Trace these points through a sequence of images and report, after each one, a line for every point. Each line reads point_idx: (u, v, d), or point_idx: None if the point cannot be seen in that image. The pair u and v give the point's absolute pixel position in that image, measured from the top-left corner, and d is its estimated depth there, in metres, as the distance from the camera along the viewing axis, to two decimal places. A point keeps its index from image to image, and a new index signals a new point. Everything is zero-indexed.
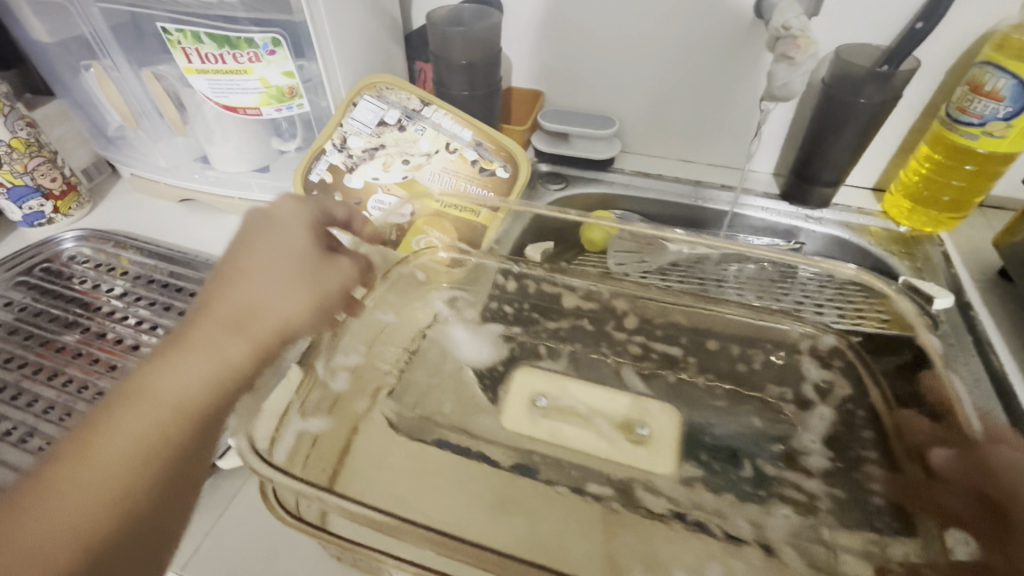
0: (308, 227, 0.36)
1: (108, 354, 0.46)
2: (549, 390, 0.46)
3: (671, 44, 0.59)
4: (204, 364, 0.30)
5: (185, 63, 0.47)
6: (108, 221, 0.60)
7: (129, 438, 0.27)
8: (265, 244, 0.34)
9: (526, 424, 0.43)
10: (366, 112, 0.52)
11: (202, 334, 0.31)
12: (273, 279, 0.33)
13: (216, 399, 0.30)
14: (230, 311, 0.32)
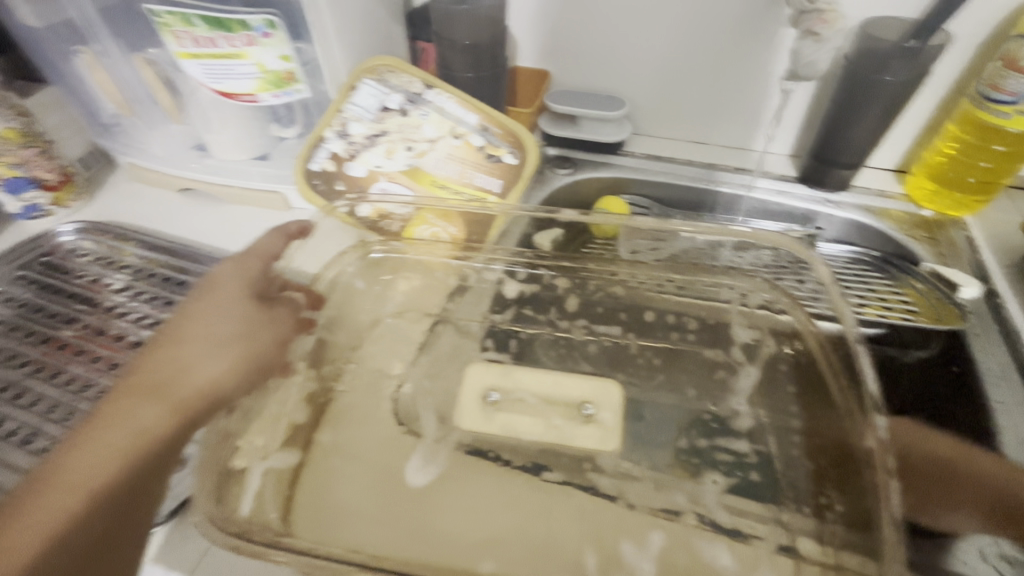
0: (244, 285, 0.41)
1: (109, 351, 0.45)
2: (544, 383, 0.44)
3: (686, 20, 0.56)
4: (134, 425, 0.34)
5: (177, 48, 0.45)
6: (107, 212, 0.59)
7: (59, 499, 0.30)
8: (198, 311, 0.39)
9: (526, 420, 0.42)
10: (367, 96, 0.50)
11: (124, 398, 0.35)
12: (194, 344, 0.38)
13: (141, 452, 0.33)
14: (156, 375, 0.36)
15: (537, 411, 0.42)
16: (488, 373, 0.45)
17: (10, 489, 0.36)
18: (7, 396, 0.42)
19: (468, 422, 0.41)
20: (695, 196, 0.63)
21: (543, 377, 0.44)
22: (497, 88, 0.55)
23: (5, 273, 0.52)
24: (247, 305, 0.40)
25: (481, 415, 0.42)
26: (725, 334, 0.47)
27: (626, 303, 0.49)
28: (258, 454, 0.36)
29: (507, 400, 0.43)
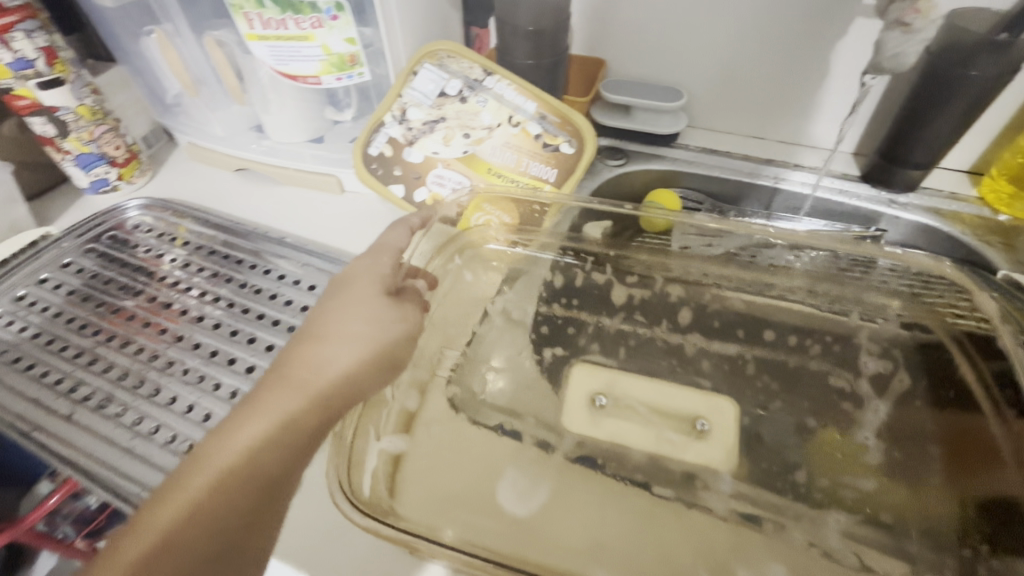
0: (381, 279, 0.39)
1: (173, 324, 0.46)
2: (653, 393, 0.45)
3: (754, 9, 0.54)
4: (282, 422, 0.31)
5: (247, 29, 0.46)
6: (169, 189, 0.61)
7: (209, 490, 0.28)
8: (335, 303, 0.37)
9: (635, 428, 0.42)
10: (426, 82, 0.50)
11: (271, 390, 0.32)
12: (337, 335, 0.35)
13: (282, 446, 0.31)
14: (302, 366, 0.34)
15: (646, 420, 0.43)
16: (591, 378, 0.46)
17: (89, 451, 0.38)
18: (82, 362, 0.43)
19: (577, 423, 0.43)
20: (751, 194, 0.62)
21: (651, 386, 0.45)
22: (555, 77, 0.54)
23: (75, 243, 0.53)
24: (381, 297, 0.38)
25: (588, 419, 0.43)
26: (778, 338, 0.48)
27: (742, 319, 0.49)
28: (371, 436, 0.38)
29: (614, 404, 0.44)
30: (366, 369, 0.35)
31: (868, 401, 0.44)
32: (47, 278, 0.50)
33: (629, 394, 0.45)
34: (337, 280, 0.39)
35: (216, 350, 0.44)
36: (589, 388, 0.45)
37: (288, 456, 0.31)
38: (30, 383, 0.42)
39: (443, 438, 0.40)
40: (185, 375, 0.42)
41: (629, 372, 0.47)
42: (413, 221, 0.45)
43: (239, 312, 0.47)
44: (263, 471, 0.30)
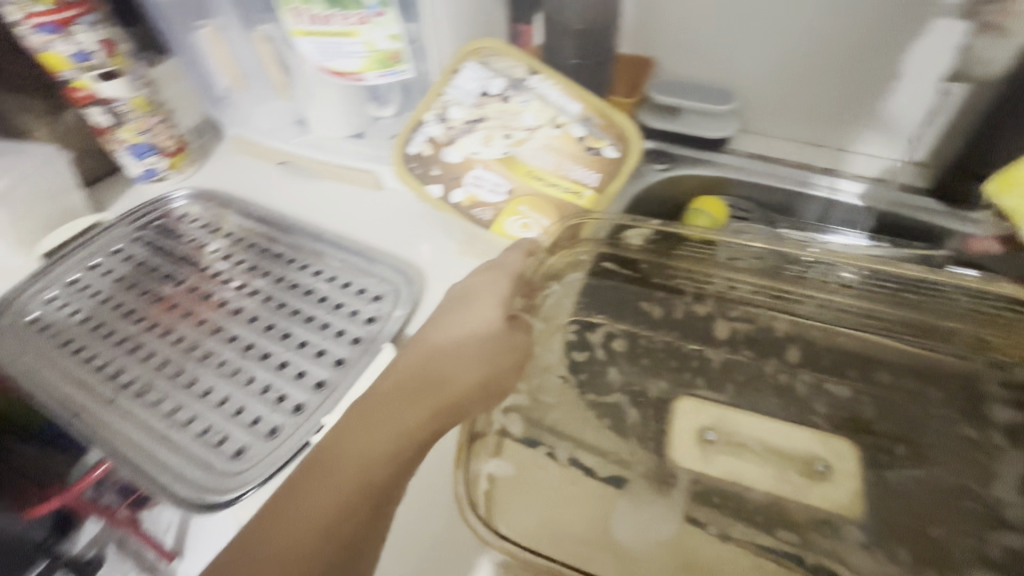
0: (499, 300, 0.41)
1: (211, 315, 0.47)
2: (764, 430, 0.42)
3: (819, 7, 0.50)
4: (399, 433, 0.34)
5: (294, 24, 0.46)
6: (214, 180, 0.62)
7: (332, 489, 0.32)
8: (454, 321, 0.40)
9: (752, 466, 0.39)
10: (469, 80, 0.49)
11: (391, 399, 0.35)
12: (454, 353, 0.38)
13: (394, 460, 0.33)
14: (421, 379, 0.37)
15: (762, 459, 0.40)
16: (697, 414, 0.43)
17: (127, 437, 0.39)
18: (125, 349, 0.45)
19: (689, 458, 0.40)
20: (805, 205, 0.58)
21: (765, 425, 0.42)
22: (602, 76, 0.52)
23: (125, 231, 0.55)
24: (495, 319, 0.40)
25: (701, 455, 0.40)
26: (833, 362, 0.45)
27: (840, 353, 0.45)
28: (487, 455, 0.38)
29: (723, 441, 0.41)
30: (473, 391, 0.37)
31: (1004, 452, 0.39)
32: (98, 264, 0.52)
33: (742, 430, 0.42)
34: (458, 296, 0.42)
35: (250, 344, 0.45)
36: (692, 425, 0.42)
37: (398, 469, 0.33)
38: (77, 366, 0.43)
39: (521, 459, 0.39)
40: (221, 367, 0.43)
41: (743, 410, 0.43)
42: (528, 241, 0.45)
43: (275, 306, 0.48)
44: (376, 480, 0.33)
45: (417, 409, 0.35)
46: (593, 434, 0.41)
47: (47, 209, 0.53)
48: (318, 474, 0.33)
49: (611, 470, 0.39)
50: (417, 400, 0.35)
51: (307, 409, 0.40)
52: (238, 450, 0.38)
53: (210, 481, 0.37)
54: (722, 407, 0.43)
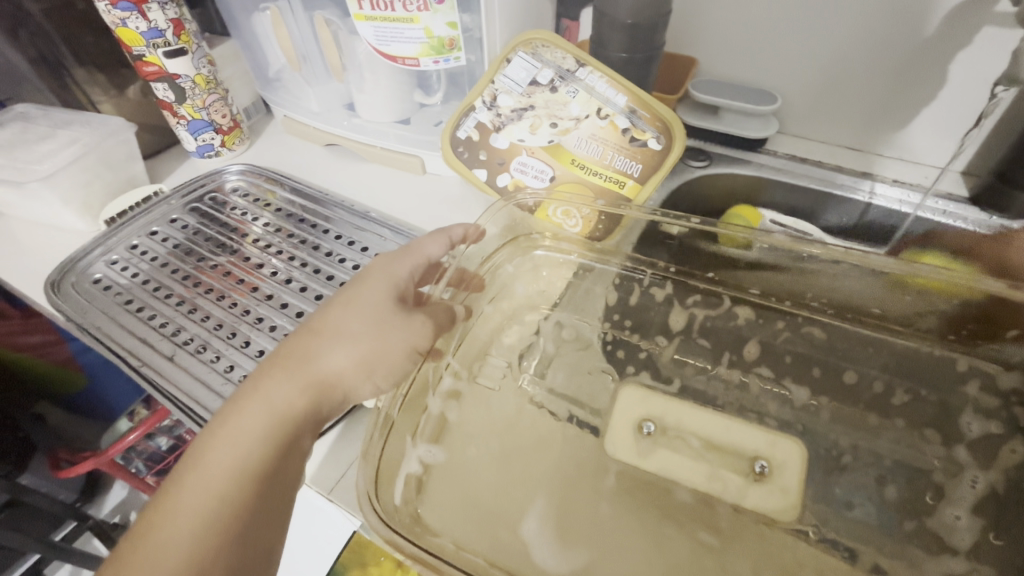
0: (388, 281, 0.38)
1: (262, 283, 0.49)
2: (709, 426, 0.42)
3: (870, 11, 0.51)
4: (261, 416, 0.33)
5: (356, 9, 0.48)
6: (265, 158, 0.65)
7: (197, 483, 0.31)
8: (342, 294, 0.38)
9: (686, 461, 0.39)
10: (519, 70, 0.50)
11: (260, 384, 0.34)
12: (337, 332, 0.35)
13: (277, 435, 0.33)
14: (297, 359, 0.35)
15: (699, 455, 0.39)
16: (639, 402, 0.43)
17: (186, 389, 0.41)
18: (183, 310, 0.47)
19: (622, 451, 0.40)
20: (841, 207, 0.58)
21: (707, 418, 0.42)
22: (648, 71, 0.53)
23: (180, 202, 0.58)
24: (387, 298, 0.37)
25: (635, 447, 0.40)
26: (854, 349, 0.45)
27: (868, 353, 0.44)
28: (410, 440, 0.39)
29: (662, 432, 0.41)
30: (356, 370, 0.35)
31: (965, 471, 0.38)
32: (157, 231, 0.54)
33: (683, 423, 0.42)
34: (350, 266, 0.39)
35: (301, 311, 0.47)
36: (634, 414, 0.42)
37: (281, 447, 0.33)
38: (139, 323, 0.46)
39: (477, 445, 0.39)
40: (273, 332, 0.45)
41: (687, 401, 0.43)
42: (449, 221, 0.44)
43: (323, 278, 0.50)
44: (246, 465, 0.32)
45: (288, 388, 0.34)
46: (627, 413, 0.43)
47: (112, 176, 0.56)
48: (198, 456, 0.32)
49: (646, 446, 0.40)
50: (296, 377, 0.34)
51: None
52: None
53: None
54: (738, 388, 0.44)
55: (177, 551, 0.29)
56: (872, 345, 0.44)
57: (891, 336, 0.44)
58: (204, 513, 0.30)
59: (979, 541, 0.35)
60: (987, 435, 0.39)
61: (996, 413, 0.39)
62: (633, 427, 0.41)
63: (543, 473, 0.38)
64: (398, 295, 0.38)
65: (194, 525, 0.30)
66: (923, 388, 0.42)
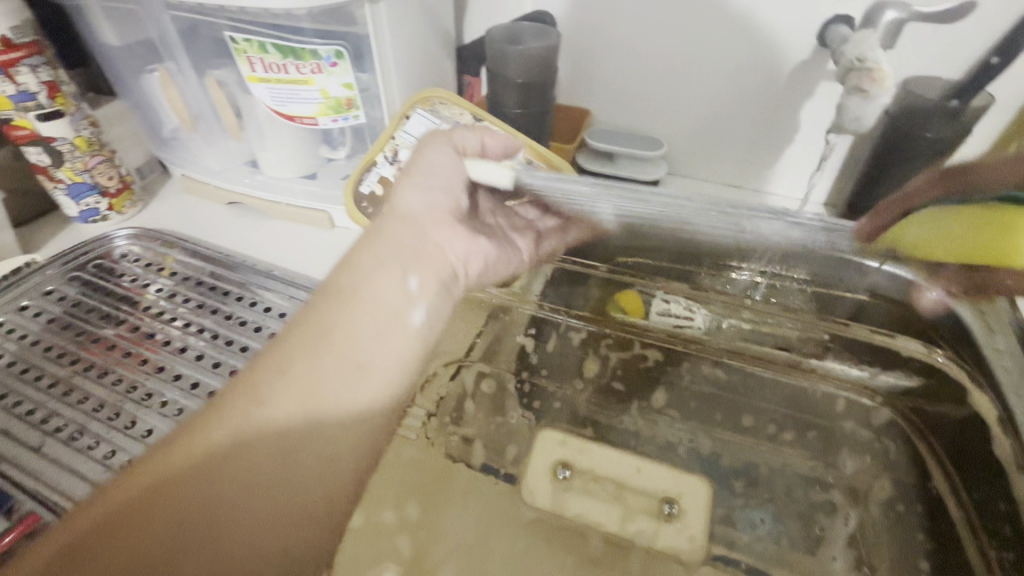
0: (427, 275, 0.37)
1: (152, 354, 0.46)
2: (621, 467, 0.42)
3: (732, 73, 0.57)
4: (297, 395, 0.30)
5: (249, 72, 0.48)
6: (159, 221, 0.61)
7: (221, 456, 0.28)
8: (310, 323, 0.32)
9: (601, 506, 0.40)
10: (418, 126, 0.52)
11: (302, 351, 0.31)
12: (371, 318, 0.33)
13: (308, 423, 0.30)
14: (331, 318, 0.33)
15: (613, 498, 0.40)
16: (558, 445, 0.44)
17: (58, 484, 0.37)
18: (56, 393, 0.42)
19: (540, 499, 0.40)
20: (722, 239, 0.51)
21: (618, 460, 0.43)
22: (544, 124, 0.57)
23: (58, 271, 0.53)
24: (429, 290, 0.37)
25: (553, 495, 0.41)
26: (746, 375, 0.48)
27: (763, 378, 0.47)
28: None
29: (578, 477, 0.42)
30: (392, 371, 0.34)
31: (838, 482, 0.42)
32: (28, 306, 0.50)
33: (597, 468, 0.42)
34: (323, 290, 0.34)
35: (196, 382, 0.44)
36: (550, 460, 0.43)
37: (299, 439, 0.30)
38: (1, 413, 0.41)
39: (394, 507, 0.39)
40: (163, 408, 0.42)
41: (603, 445, 0.44)
42: (437, 182, 0.39)
43: (223, 344, 0.47)
44: (269, 448, 0.29)
45: (324, 360, 0.31)
46: (542, 458, 0.43)
47: None
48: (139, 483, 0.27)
49: (560, 492, 0.41)
50: (335, 347, 0.32)
51: None
52: None
53: None
54: (649, 419, 0.46)
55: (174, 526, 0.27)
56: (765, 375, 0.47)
57: (780, 371, 0.47)
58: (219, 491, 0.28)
59: (854, 539, 0.40)
60: (855, 444, 0.44)
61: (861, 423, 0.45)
62: (549, 474, 0.42)
63: (460, 531, 0.38)
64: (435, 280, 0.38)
65: (208, 484, 0.28)
66: (805, 408, 0.46)
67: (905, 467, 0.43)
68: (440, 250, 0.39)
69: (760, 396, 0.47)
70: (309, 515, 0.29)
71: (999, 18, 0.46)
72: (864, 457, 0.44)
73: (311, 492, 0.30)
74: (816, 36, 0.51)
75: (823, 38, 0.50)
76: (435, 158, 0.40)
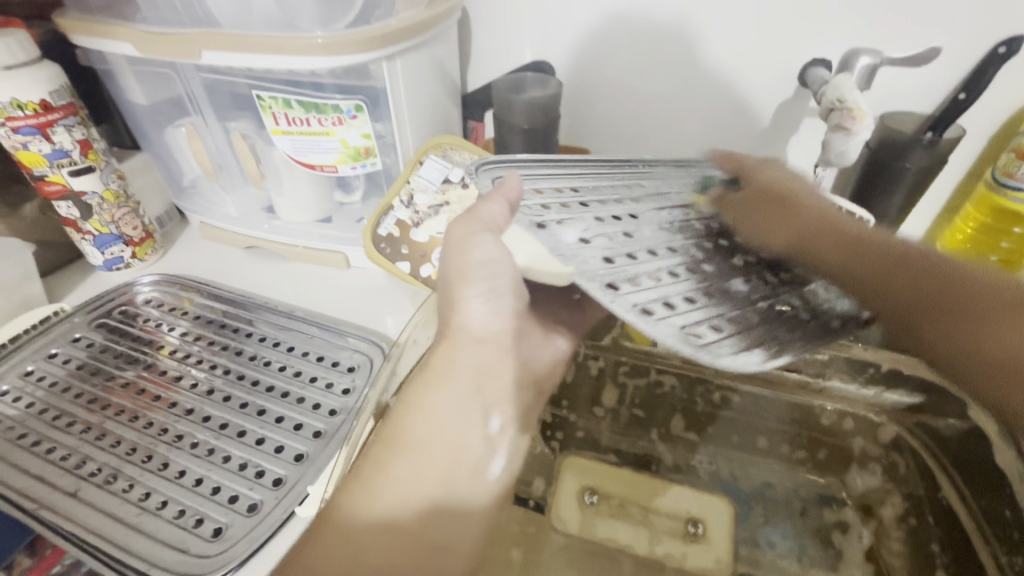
0: (494, 378, 0.39)
1: (181, 396, 0.47)
2: (642, 492, 0.47)
3: (721, 114, 0.61)
4: (386, 509, 0.33)
5: (273, 125, 0.51)
6: (180, 266, 0.64)
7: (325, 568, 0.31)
8: (388, 486, 0.34)
9: (627, 529, 0.44)
10: (432, 170, 0.55)
11: (383, 467, 0.34)
12: (449, 425, 0.36)
13: (400, 538, 0.33)
14: (411, 436, 0.35)
15: (639, 523, 0.45)
16: (584, 473, 0.48)
17: (95, 527, 0.38)
18: (89, 437, 0.43)
19: (570, 525, 0.44)
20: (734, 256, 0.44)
21: (639, 484, 0.47)
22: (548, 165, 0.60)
23: (86, 318, 0.55)
24: (491, 395, 0.39)
25: (581, 519, 0.45)
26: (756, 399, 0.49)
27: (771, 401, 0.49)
28: None
29: (603, 502, 0.46)
30: (471, 482, 0.36)
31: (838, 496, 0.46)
32: (57, 353, 0.51)
33: (621, 494, 0.46)
34: (389, 447, 0.35)
35: (225, 423, 0.45)
36: (576, 486, 0.47)
37: (396, 555, 0.32)
38: (36, 460, 0.42)
39: None
40: (194, 449, 0.43)
41: (624, 470, 0.48)
42: (504, 286, 0.38)
43: (249, 385, 0.49)
44: (366, 560, 0.32)
45: (407, 479, 0.34)
46: (567, 486, 0.47)
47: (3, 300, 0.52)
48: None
49: (588, 518, 0.45)
50: (416, 463, 0.34)
51: (288, 482, 0.41)
52: (216, 530, 0.38)
53: (188, 562, 0.36)
54: None
55: None
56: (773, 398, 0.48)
57: (798, 394, 0.47)
58: None
59: None
60: (859, 459, 0.47)
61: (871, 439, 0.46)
62: (577, 500, 0.46)
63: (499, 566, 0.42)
64: (498, 378, 0.39)
65: None
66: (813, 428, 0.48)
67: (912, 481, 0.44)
68: (511, 375, 0.41)
69: (768, 417, 0.48)
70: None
71: (963, 60, 0.50)
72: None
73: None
74: (798, 77, 0.55)
75: (804, 78, 0.54)
76: (487, 253, 0.37)
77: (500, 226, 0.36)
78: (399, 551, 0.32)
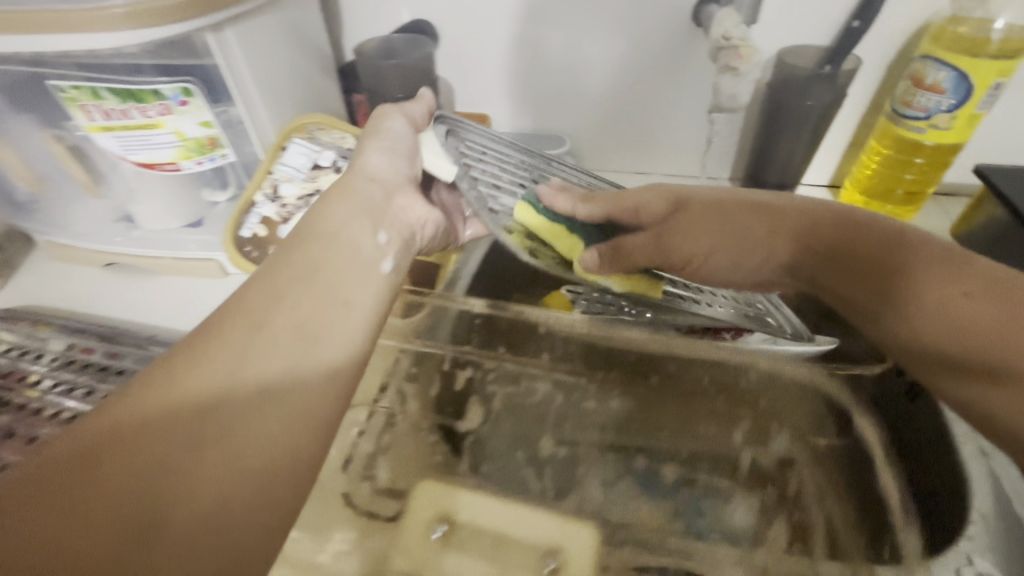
0: (389, 190, 0.37)
1: (28, 461, 0.41)
2: (505, 513, 0.35)
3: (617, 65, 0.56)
4: (304, 266, 0.29)
5: (87, 121, 0.43)
6: (28, 296, 0.55)
7: (237, 331, 0.26)
8: (301, 258, 0.30)
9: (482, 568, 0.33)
10: (297, 155, 0.49)
11: (291, 246, 0.31)
12: (349, 206, 0.34)
13: (327, 295, 0.29)
14: (319, 224, 0.32)
15: (493, 558, 0.34)
16: (439, 495, 0.36)
17: None
18: None
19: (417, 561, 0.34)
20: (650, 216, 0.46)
21: (502, 507, 0.36)
22: None
23: None
24: (378, 198, 0.36)
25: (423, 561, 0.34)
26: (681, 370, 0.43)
27: (685, 370, 0.43)
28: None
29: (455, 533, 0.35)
30: (388, 249, 0.34)
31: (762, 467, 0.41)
32: None
33: (479, 520, 0.35)
34: (306, 232, 0.32)
35: None
36: (424, 515, 0.35)
37: (324, 308, 0.28)
38: None
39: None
40: None
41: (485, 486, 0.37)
42: (402, 148, 0.39)
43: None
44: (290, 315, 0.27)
45: (314, 246, 0.31)
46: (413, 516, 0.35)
47: None
48: (117, 420, 0.22)
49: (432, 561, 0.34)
50: (325, 238, 0.31)
51: None
52: None
53: None
54: None
55: (202, 403, 0.24)
56: (690, 373, 0.43)
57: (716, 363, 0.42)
58: (250, 346, 0.26)
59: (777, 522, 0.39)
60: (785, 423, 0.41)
61: (801, 409, 0.41)
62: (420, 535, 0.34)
63: None
64: (387, 191, 0.37)
65: (225, 361, 0.25)
66: (734, 402, 0.42)
67: (830, 451, 0.40)
68: (393, 215, 0.37)
69: (686, 392, 0.43)
70: (314, 440, 0.26)
71: None
72: (791, 432, 0.41)
73: (315, 388, 0.26)
74: (692, 12, 0.50)
75: (699, 13, 0.49)
76: (392, 128, 0.39)
77: (419, 125, 0.41)
78: (323, 306, 0.29)
